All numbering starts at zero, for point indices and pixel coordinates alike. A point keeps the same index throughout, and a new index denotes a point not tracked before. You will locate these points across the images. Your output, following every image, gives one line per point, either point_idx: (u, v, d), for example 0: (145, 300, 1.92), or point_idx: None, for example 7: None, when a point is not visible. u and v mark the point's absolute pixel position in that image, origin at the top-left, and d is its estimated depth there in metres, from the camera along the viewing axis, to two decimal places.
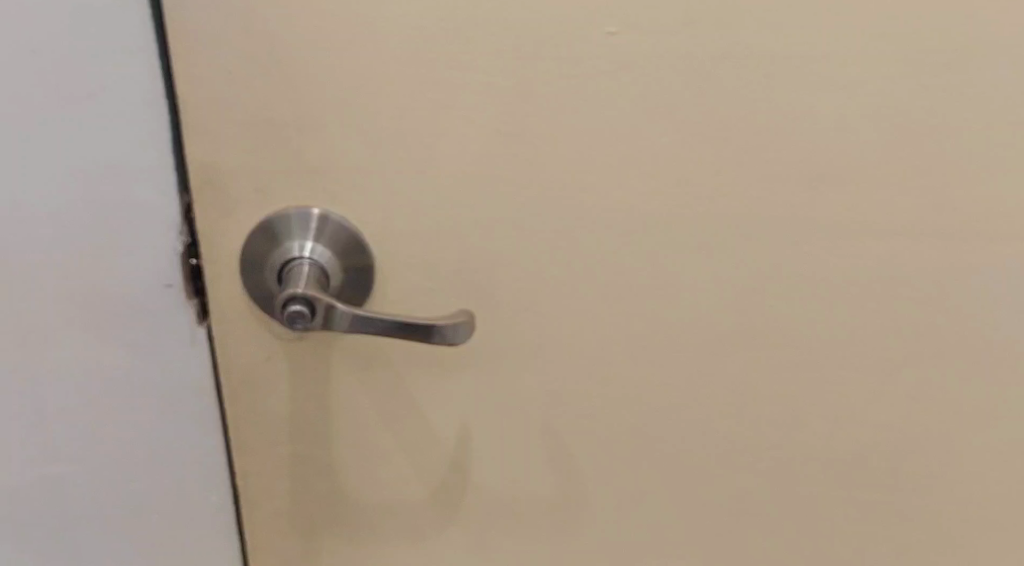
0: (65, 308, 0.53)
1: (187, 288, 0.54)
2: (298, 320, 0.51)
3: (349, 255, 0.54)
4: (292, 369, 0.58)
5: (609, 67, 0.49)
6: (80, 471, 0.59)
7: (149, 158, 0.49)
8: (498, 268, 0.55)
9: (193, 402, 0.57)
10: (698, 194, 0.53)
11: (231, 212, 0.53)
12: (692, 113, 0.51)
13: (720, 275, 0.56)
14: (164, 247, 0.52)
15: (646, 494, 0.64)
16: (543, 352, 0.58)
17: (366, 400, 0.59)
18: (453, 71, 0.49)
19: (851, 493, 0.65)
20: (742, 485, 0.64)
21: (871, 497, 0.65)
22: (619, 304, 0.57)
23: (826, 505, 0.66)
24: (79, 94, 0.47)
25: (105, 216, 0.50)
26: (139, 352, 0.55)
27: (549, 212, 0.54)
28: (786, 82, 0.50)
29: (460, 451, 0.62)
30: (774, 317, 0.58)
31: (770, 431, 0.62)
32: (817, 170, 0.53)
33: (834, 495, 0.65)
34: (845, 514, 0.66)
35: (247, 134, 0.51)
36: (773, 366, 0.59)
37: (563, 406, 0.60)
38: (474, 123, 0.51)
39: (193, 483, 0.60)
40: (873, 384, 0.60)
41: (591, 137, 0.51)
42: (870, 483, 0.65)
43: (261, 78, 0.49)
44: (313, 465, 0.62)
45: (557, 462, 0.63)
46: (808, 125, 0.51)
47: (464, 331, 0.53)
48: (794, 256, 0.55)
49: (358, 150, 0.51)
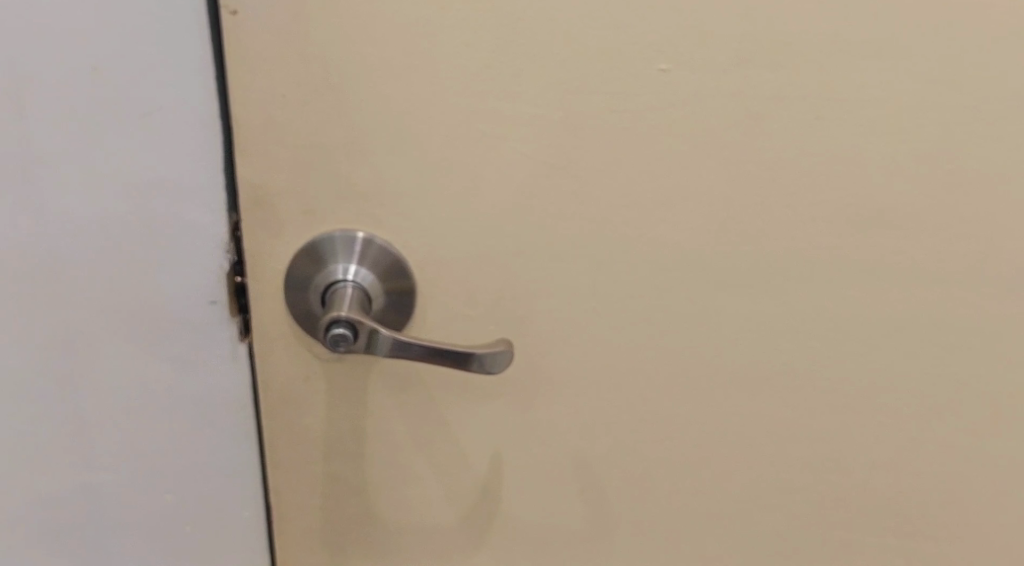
0: (111, 320, 0.54)
1: (231, 305, 0.55)
2: (340, 343, 0.52)
3: (391, 279, 0.55)
4: (330, 389, 0.58)
5: (659, 104, 0.50)
6: (117, 480, 0.60)
7: (200, 177, 0.50)
8: (538, 298, 0.56)
9: (231, 418, 0.58)
10: (742, 232, 0.53)
11: (278, 233, 0.54)
12: (740, 153, 0.51)
13: (761, 314, 0.56)
14: (210, 264, 0.53)
15: (677, 529, 0.64)
16: (580, 383, 0.58)
17: (401, 423, 0.60)
18: (503, 102, 0.50)
19: (884, 539, 0.64)
20: (773, 524, 0.64)
21: (906, 543, 0.64)
22: (657, 338, 0.57)
23: (859, 549, 0.65)
24: (136, 112, 0.48)
25: (154, 231, 0.51)
26: (181, 366, 0.56)
27: (592, 244, 0.54)
28: (837, 124, 0.50)
29: (491, 478, 0.62)
30: (814, 359, 0.57)
31: (807, 472, 0.61)
32: (864, 213, 0.52)
33: (868, 539, 0.64)
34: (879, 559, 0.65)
35: (297, 157, 0.51)
36: (811, 408, 0.59)
37: (597, 438, 0.60)
38: (521, 154, 0.51)
39: (226, 497, 0.61)
40: (912, 432, 0.60)
41: (638, 173, 0.52)
42: (905, 530, 0.64)
43: (314, 103, 0.50)
44: (345, 484, 0.62)
45: (589, 492, 0.62)
46: (857, 168, 0.51)
47: (503, 360, 0.53)
48: (835, 298, 0.55)
49: (405, 176, 0.52)
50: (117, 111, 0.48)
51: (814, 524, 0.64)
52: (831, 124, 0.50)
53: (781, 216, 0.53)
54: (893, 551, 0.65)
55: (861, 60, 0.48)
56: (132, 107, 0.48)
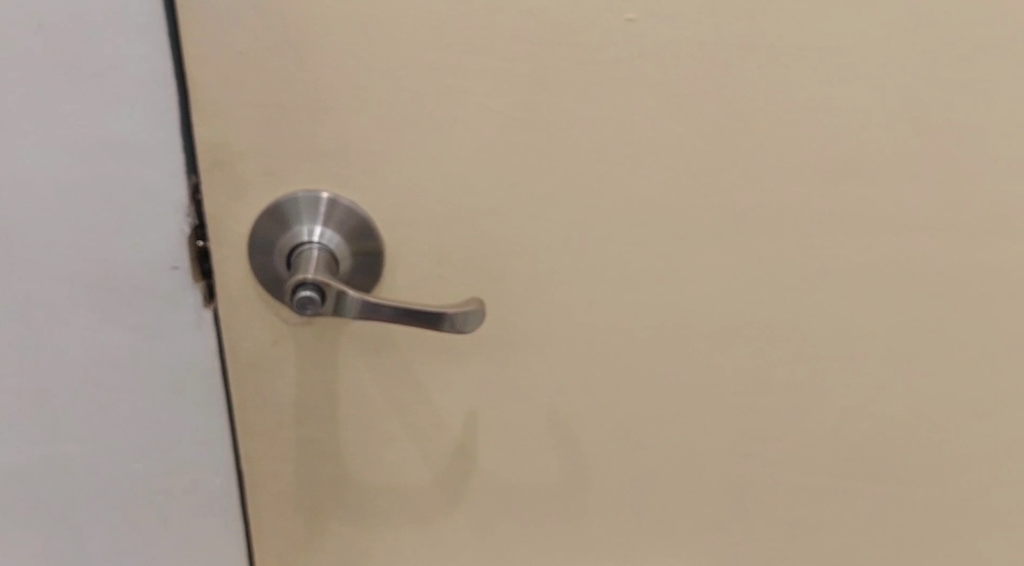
0: (69, 288, 0.52)
1: (194, 270, 0.53)
2: (308, 306, 0.50)
3: (358, 240, 0.54)
4: (300, 352, 0.57)
5: (629, 56, 0.49)
6: (83, 450, 0.59)
7: (156, 139, 0.48)
8: (508, 256, 0.55)
9: (199, 385, 0.57)
10: (712, 185, 0.53)
11: (240, 195, 0.52)
12: (711, 105, 0.50)
13: (734, 266, 0.56)
14: (171, 229, 0.51)
15: (655, 484, 0.64)
16: (553, 340, 0.58)
17: (373, 385, 0.59)
18: (468, 56, 0.48)
19: (859, 486, 0.65)
20: (748, 476, 0.64)
21: (878, 491, 0.65)
22: (629, 294, 0.56)
23: (835, 497, 0.65)
24: (86, 72, 0.46)
25: (110, 195, 0.50)
26: (145, 333, 0.54)
27: (562, 200, 0.53)
28: (807, 73, 0.49)
29: (467, 437, 0.62)
30: (786, 310, 0.57)
31: (780, 422, 0.62)
32: (834, 162, 0.52)
33: (841, 487, 0.65)
34: (852, 508, 0.66)
35: (257, 116, 0.50)
36: (784, 358, 0.59)
37: (571, 394, 0.60)
38: (488, 110, 0.50)
39: (197, 465, 0.60)
40: (884, 377, 0.60)
41: (608, 127, 0.51)
42: (875, 477, 0.64)
43: (273, 60, 0.48)
44: (318, 448, 0.62)
45: (563, 448, 0.62)
46: (829, 117, 0.51)
47: (475, 319, 0.52)
48: (806, 249, 0.55)
49: (370, 134, 0.51)
50: (65, 71, 0.46)
51: (787, 474, 0.64)
52: (802, 73, 0.49)
53: (753, 167, 0.52)
54: (869, 497, 0.65)
55: (831, 8, 0.47)
56: (82, 67, 0.46)
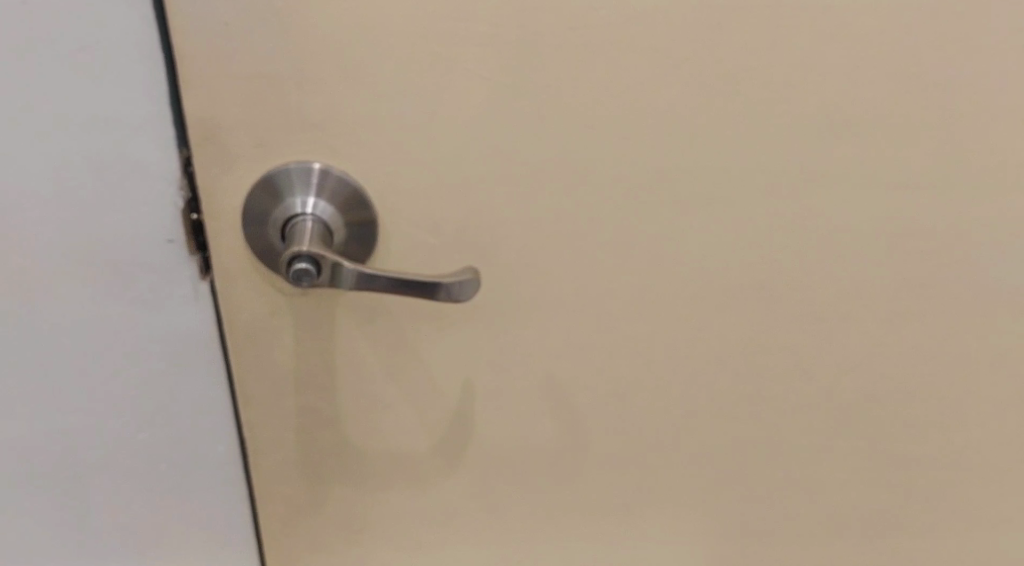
0: (64, 263, 0.53)
1: (189, 243, 0.54)
2: (304, 278, 0.50)
3: (352, 210, 0.53)
4: (296, 323, 0.57)
5: (617, 19, 0.49)
6: (86, 423, 0.59)
7: (145, 113, 0.49)
8: (502, 223, 0.55)
9: (197, 356, 0.57)
10: (705, 147, 0.53)
11: (231, 167, 0.52)
12: (700, 66, 0.50)
13: (728, 228, 0.55)
14: (164, 202, 0.52)
15: (654, 447, 0.64)
16: (549, 306, 0.58)
17: (370, 354, 0.59)
18: (457, 22, 0.48)
19: (856, 444, 0.65)
20: (746, 437, 0.64)
21: (875, 448, 0.65)
22: (623, 258, 0.56)
23: (832, 455, 0.65)
24: (72, 47, 0.46)
25: (102, 169, 0.50)
26: (142, 306, 0.55)
27: (555, 166, 0.53)
28: (796, 32, 0.49)
29: (466, 404, 0.62)
30: (780, 272, 0.57)
31: (778, 383, 0.62)
32: (824, 121, 0.52)
33: (838, 446, 0.65)
34: (849, 466, 0.66)
35: (245, 88, 0.49)
36: (779, 321, 0.59)
37: (568, 360, 0.60)
38: (478, 76, 0.50)
39: (199, 434, 0.61)
40: (879, 336, 0.60)
41: (598, 90, 0.51)
42: (871, 435, 0.65)
43: (259, 31, 0.48)
44: (317, 418, 0.62)
45: (563, 413, 0.62)
46: (818, 77, 0.51)
47: (470, 288, 0.52)
48: (799, 210, 0.55)
49: (359, 104, 0.51)
50: (50, 47, 0.46)
51: (784, 434, 0.64)
52: (790, 32, 0.49)
53: (743, 127, 0.52)
54: (865, 454, 0.66)
55: None
56: (68, 43, 0.46)
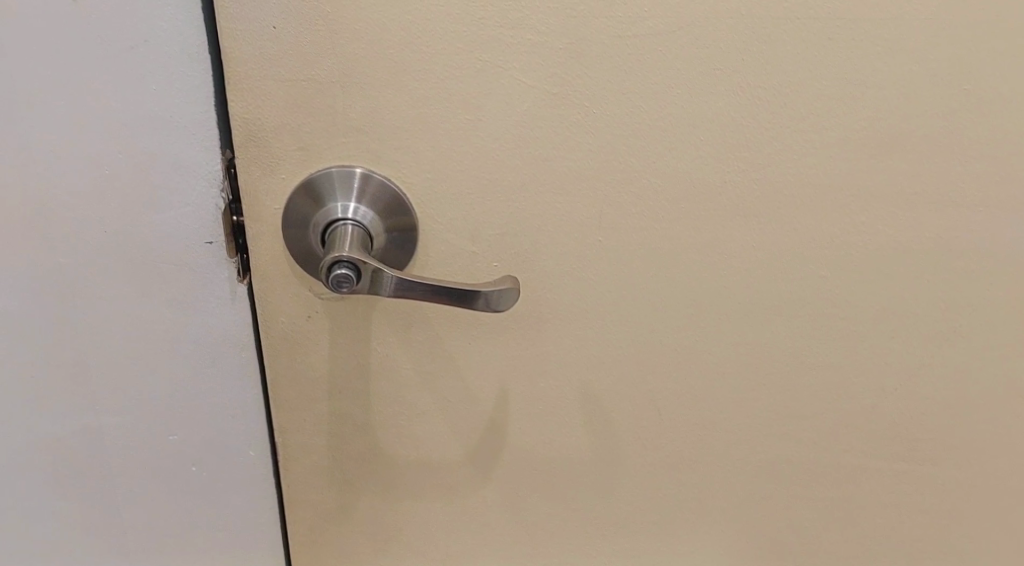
0: (103, 262, 0.53)
1: (229, 244, 0.54)
2: (344, 284, 0.49)
3: (392, 216, 0.53)
4: (333, 327, 0.57)
5: (666, 28, 0.49)
6: (119, 423, 0.59)
7: (191, 112, 0.49)
8: (543, 232, 0.54)
9: (233, 358, 0.57)
10: (750, 159, 0.52)
11: (274, 170, 0.52)
12: (747, 78, 0.50)
13: (771, 241, 0.55)
14: (205, 202, 0.52)
15: (691, 463, 0.62)
16: (587, 317, 0.57)
17: (405, 362, 0.58)
18: (504, 31, 0.49)
19: (899, 471, 0.63)
20: (788, 461, 0.62)
21: (919, 476, 0.63)
22: (664, 270, 0.55)
23: (875, 482, 0.63)
24: (120, 46, 0.47)
25: (145, 168, 0.50)
26: (180, 307, 0.55)
27: (598, 175, 0.53)
28: (843, 50, 0.49)
29: (499, 413, 0.60)
30: (823, 288, 0.56)
31: (821, 404, 0.60)
32: (871, 138, 0.52)
33: (882, 474, 0.63)
34: (893, 494, 0.64)
35: (290, 91, 0.50)
36: (821, 338, 0.58)
37: (605, 373, 0.59)
38: (525, 85, 0.50)
39: (231, 438, 0.60)
40: (924, 357, 0.59)
41: (644, 100, 0.51)
42: (915, 462, 0.63)
43: (307, 33, 0.48)
44: (350, 427, 0.61)
45: (599, 430, 0.61)
46: (865, 95, 0.51)
47: (510, 298, 0.52)
48: (844, 225, 0.54)
49: (404, 108, 0.50)
50: (101, 44, 0.47)
51: (827, 459, 0.62)
52: (838, 51, 0.49)
53: (790, 140, 0.52)
54: (909, 477, 0.63)
55: None
56: (118, 41, 0.47)
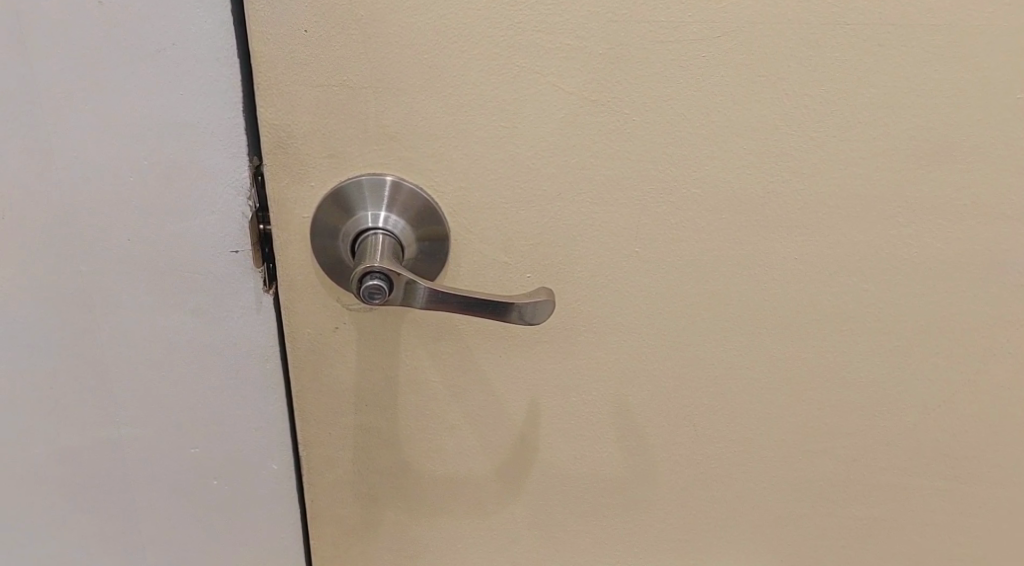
0: (126, 271, 0.52)
1: (255, 253, 0.52)
2: (376, 296, 0.48)
3: (423, 225, 0.52)
4: (361, 339, 0.55)
5: (709, 33, 0.47)
6: (139, 437, 0.58)
7: (219, 118, 0.48)
8: (578, 242, 0.53)
9: (257, 370, 0.56)
10: (792, 169, 0.51)
11: (303, 178, 0.51)
12: (792, 85, 0.49)
13: (813, 253, 0.53)
14: (232, 211, 0.51)
15: (726, 481, 0.60)
16: (622, 330, 0.55)
17: (434, 375, 0.57)
18: (543, 34, 0.47)
19: (942, 493, 0.61)
20: (826, 479, 0.60)
21: (962, 497, 0.61)
22: (702, 282, 0.54)
23: (916, 503, 0.61)
24: (148, 49, 0.46)
25: (171, 176, 0.49)
26: (204, 318, 0.54)
27: (636, 185, 0.51)
28: (890, 56, 0.48)
29: (530, 428, 0.59)
30: (866, 302, 0.54)
31: (861, 422, 0.58)
32: (917, 147, 0.50)
33: (924, 495, 0.61)
34: (934, 515, 0.62)
35: (321, 96, 0.49)
36: (863, 354, 0.56)
37: (639, 387, 0.57)
38: (562, 91, 0.49)
39: (254, 452, 0.59)
40: (970, 375, 0.57)
41: (685, 108, 0.49)
42: (959, 483, 0.60)
43: (339, 38, 0.47)
44: (376, 442, 0.59)
45: (632, 445, 0.59)
46: (912, 102, 0.49)
47: (545, 311, 0.50)
48: (890, 237, 0.53)
49: (438, 115, 0.49)
50: (128, 49, 0.46)
51: (867, 479, 0.60)
52: (885, 57, 0.48)
53: (835, 150, 0.50)
54: (953, 497, 0.61)
55: None
56: (145, 45, 0.46)
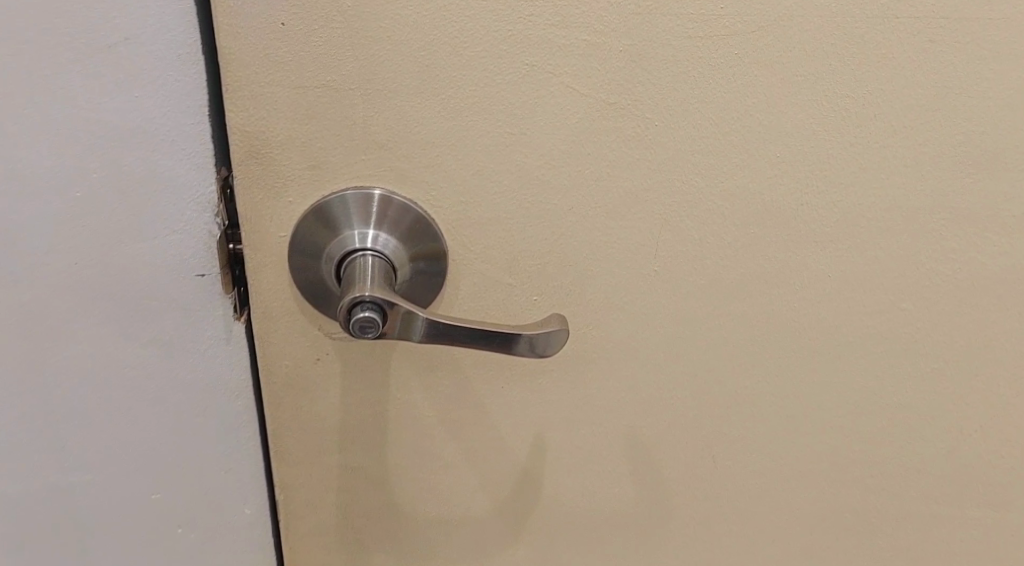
0: (75, 298, 0.46)
1: (225, 276, 0.46)
2: (369, 329, 0.42)
3: (417, 244, 0.46)
4: (345, 370, 0.49)
5: (744, 27, 0.42)
6: (92, 483, 0.51)
7: (181, 124, 0.42)
8: (590, 261, 0.47)
9: (227, 406, 0.50)
10: (831, 179, 0.46)
11: (279, 192, 0.44)
12: (834, 85, 0.43)
13: (849, 270, 0.48)
14: (196, 229, 0.44)
15: (744, 513, 0.55)
16: (637, 355, 0.50)
17: (427, 407, 0.51)
18: (557, 28, 0.41)
19: (975, 522, 0.56)
20: (851, 510, 0.56)
21: (995, 526, 0.57)
22: (726, 303, 0.49)
23: (946, 532, 0.57)
24: (95, 46, 0.40)
25: (125, 190, 0.43)
26: (165, 349, 0.47)
27: (657, 197, 0.46)
28: (943, 53, 0.43)
29: (533, 463, 0.53)
30: (904, 322, 0.50)
31: (893, 449, 0.53)
32: (967, 154, 0.45)
33: (955, 523, 0.56)
34: (964, 544, 0.57)
35: (301, 100, 0.42)
36: (899, 378, 0.51)
37: (654, 417, 0.52)
38: (578, 93, 0.43)
39: (224, 496, 0.52)
40: (1010, 398, 0.52)
41: (714, 111, 0.44)
42: (993, 512, 0.56)
43: (322, 32, 0.41)
44: (362, 481, 0.53)
45: (644, 478, 0.54)
46: (964, 104, 0.44)
47: (557, 341, 0.44)
48: (932, 252, 0.48)
49: (435, 120, 0.43)
50: (72, 44, 0.40)
51: (896, 509, 0.55)
52: (937, 54, 0.43)
53: (878, 157, 0.45)
54: (986, 526, 0.57)
55: None
56: (93, 39, 0.40)
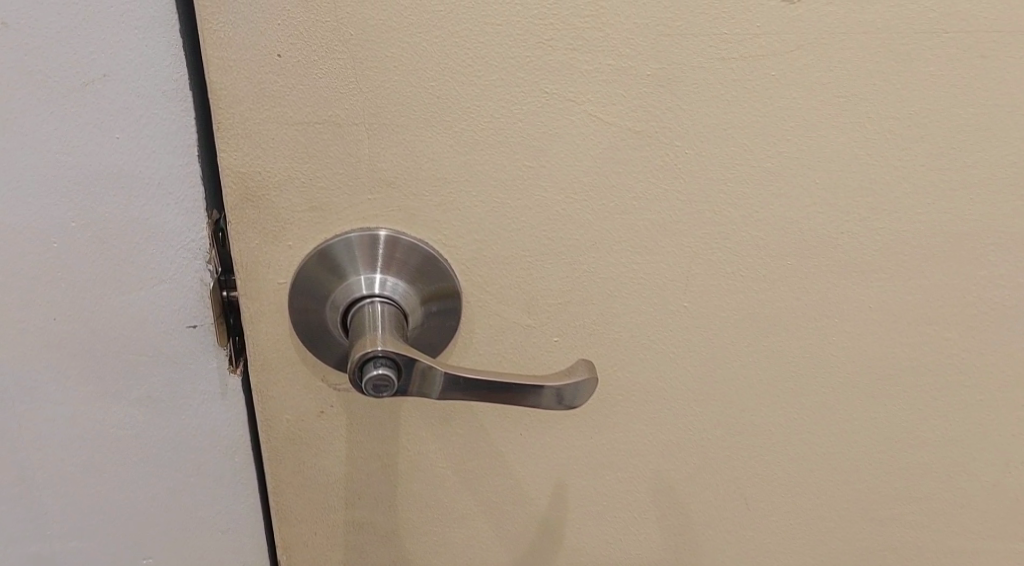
0: (56, 355, 0.42)
1: (219, 327, 0.42)
2: (382, 388, 0.38)
3: (428, 286, 0.42)
4: (352, 423, 0.45)
5: (781, 47, 0.39)
6: (80, 549, 0.48)
7: (168, 166, 0.38)
8: (616, 298, 0.44)
9: (224, 465, 0.46)
10: (872, 204, 0.42)
11: (278, 235, 0.41)
12: (877, 106, 0.40)
13: (890, 299, 0.45)
14: (187, 278, 0.41)
15: (778, 554, 0.52)
16: (664, 395, 0.46)
17: (440, 457, 0.47)
18: (579, 52, 0.38)
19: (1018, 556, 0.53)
20: (889, 548, 0.52)
21: None
22: (760, 338, 0.45)
23: None
24: (72, 84, 0.36)
25: (108, 238, 0.39)
26: (156, 407, 0.44)
27: (687, 229, 0.42)
28: (994, 69, 0.40)
29: (554, 511, 0.49)
30: (947, 352, 0.47)
31: (934, 484, 0.50)
32: (1017, 175, 0.42)
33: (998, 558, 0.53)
34: None
35: (300, 136, 0.39)
36: (941, 411, 0.48)
37: (683, 458, 0.48)
38: (602, 122, 0.39)
39: (222, 558, 0.48)
40: None
41: (748, 137, 0.40)
42: None
43: (323, 64, 0.37)
44: (371, 537, 0.49)
45: (672, 521, 0.50)
46: (1015, 123, 0.41)
47: (585, 390, 0.40)
48: (978, 278, 0.45)
49: (447, 155, 0.40)
50: (47, 83, 0.36)
51: (936, 544, 0.52)
52: (987, 70, 0.40)
53: (922, 181, 0.42)
54: None
55: None
56: (69, 77, 0.36)
